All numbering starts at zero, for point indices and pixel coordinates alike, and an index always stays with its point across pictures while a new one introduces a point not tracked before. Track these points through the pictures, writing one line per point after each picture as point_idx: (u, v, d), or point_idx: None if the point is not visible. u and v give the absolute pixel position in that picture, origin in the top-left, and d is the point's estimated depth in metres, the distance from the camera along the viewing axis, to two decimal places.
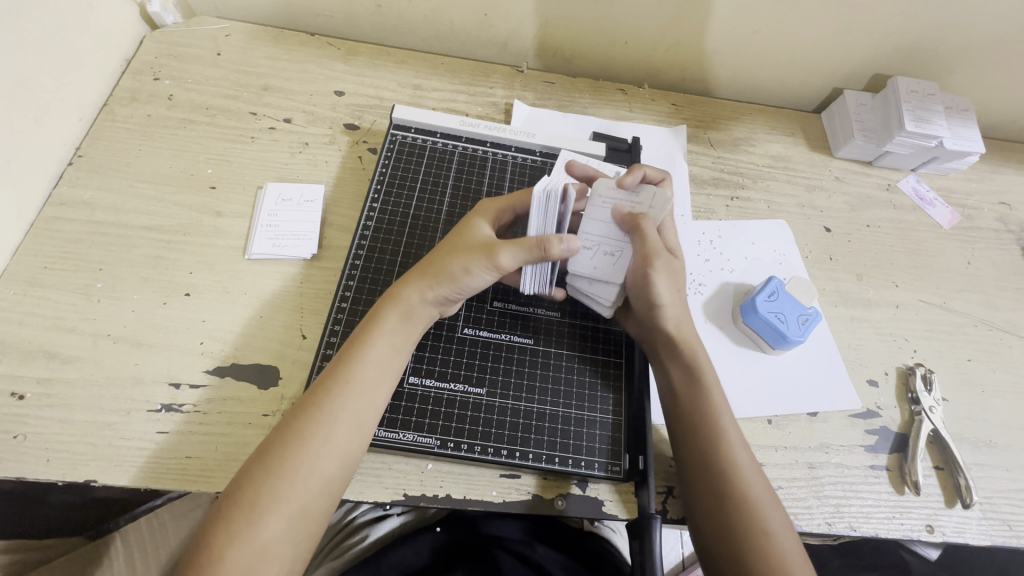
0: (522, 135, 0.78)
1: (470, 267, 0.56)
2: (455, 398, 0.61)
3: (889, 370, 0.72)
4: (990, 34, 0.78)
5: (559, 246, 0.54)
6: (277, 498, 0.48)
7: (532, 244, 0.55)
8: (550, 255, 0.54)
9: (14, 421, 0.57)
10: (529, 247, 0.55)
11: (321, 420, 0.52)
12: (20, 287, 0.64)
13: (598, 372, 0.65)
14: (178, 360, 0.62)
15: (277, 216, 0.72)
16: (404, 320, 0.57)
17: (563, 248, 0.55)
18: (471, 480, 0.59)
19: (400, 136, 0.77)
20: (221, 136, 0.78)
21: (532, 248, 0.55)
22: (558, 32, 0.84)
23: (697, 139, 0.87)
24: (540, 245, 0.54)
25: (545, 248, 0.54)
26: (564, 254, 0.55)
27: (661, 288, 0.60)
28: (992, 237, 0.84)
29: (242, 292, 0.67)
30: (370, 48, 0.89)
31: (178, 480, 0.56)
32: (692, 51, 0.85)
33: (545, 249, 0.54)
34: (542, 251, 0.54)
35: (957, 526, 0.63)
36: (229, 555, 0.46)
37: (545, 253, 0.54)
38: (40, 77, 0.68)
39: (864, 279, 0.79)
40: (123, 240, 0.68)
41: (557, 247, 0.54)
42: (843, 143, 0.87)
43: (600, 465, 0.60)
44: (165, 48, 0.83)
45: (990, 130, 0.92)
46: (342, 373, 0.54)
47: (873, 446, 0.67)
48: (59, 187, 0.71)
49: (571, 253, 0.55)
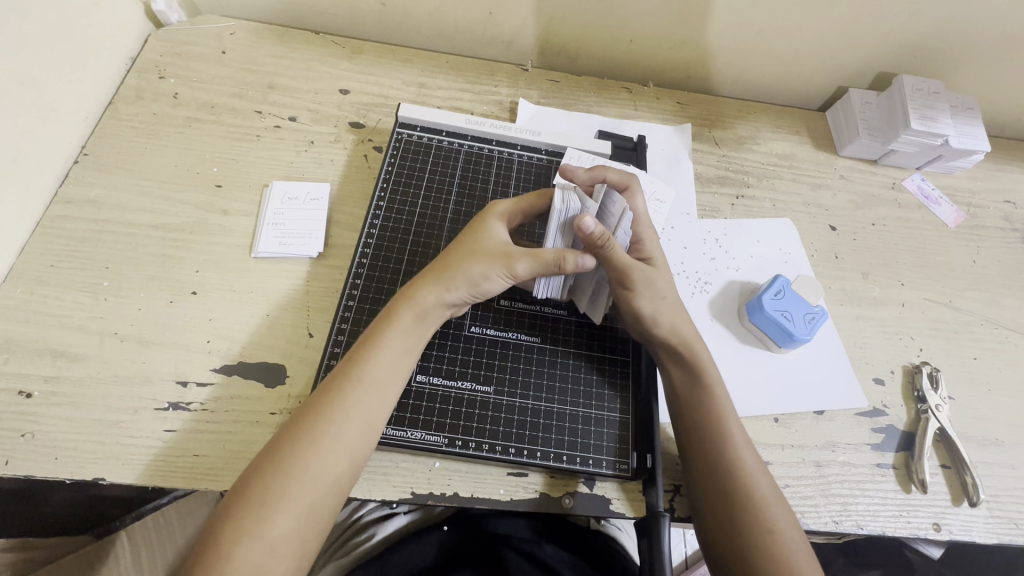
0: (527, 134, 0.78)
1: (489, 274, 0.57)
2: (463, 396, 0.61)
3: (895, 368, 0.72)
4: (996, 31, 0.77)
5: (574, 260, 0.56)
6: (288, 496, 0.48)
7: (550, 259, 0.56)
8: (565, 270, 0.56)
9: (22, 420, 0.57)
10: (547, 260, 0.56)
11: (332, 419, 0.52)
12: (27, 286, 0.64)
13: (606, 371, 0.65)
14: (185, 359, 0.62)
15: (283, 215, 0.72)
16: (417, 320, 0.57)
17: (578, 263, 0.56)
18: (478, 479, 0.59)
19: (405, 134, 0.77)
20: (226, 134, 0.77)
21: (549, 263, 0.56)
22: (563, 30, 0.84)
23: (702, 138, 0.87)
24: (558, 261, 0.56)
25: (562, 263, 0.56)
26: (582, 268, 0.56)
27: (641, 298, 0.59)
28: (997, 235, 0.84)
29: (248, 291, 0.67)
30: (375, 46, 0.89)
31: (186, 479, 0.56)
32: (697, 49, 0.85)
33: (562, 265, 0.56)
34: (558, 266, 0.56)
35: (964, 524, 0.63)
36: (239, 554, 0.46)
37: (561, 268, 0.56)
38: (46, 75, 0.68)
39: (870, 277, 0.79)
40: (129, 239, 0.68)
41: (574, 264, 0.56)
42: (848, 141, 0.87)
43: (608, 464, 0.60)
44: (170, 47, 0.83)
45: (995, 128, 0.92)
46: (354, 373, 0.54)
47: (880, 444, 0.67)
48: (65, 185, 0.71)
49: (586, 268, 0.56)
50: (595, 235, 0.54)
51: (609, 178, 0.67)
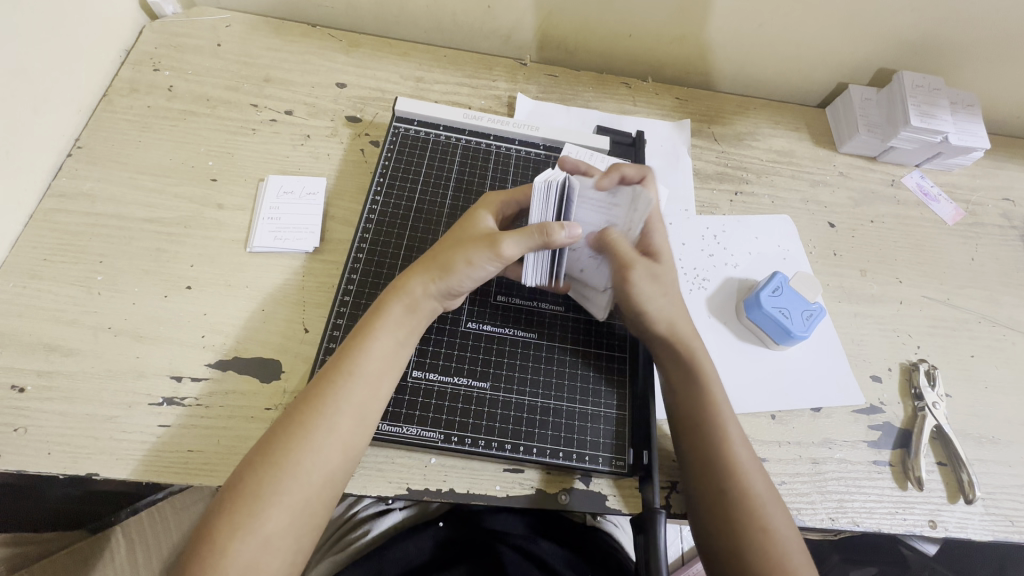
0: (525, 128, 0.78)
1: (475, 259, 0.56)
2: (458, 392, 0.61)
3: (893, 366, 0.72)
4: (995, 29, 0.77)
5: (561, 233, 0.54)
6: (280, 491, 0.48)
7: (536, 231, 0.54)
8: (553, 242, 0.54)
9: (15, 414, 0.56)
10: (533, 233, 0.55)
11: (324, 412, 0.51)
12: (20, 279, 0.63)
13: (602, 367, 0.65)
14: (180, 353, 0.62)
15: (279, 209, 0.71)
16: (408, 312, 0.57)
17: (566, 235, 0.54)
18: (473, 475, 0.59)
19: (402, 128, 0.76)
20: (222, 127, 0.77)
21: (535, 236, 0.54)
22: (561, 24, 0.84)
23: (701, 133, 0.86)
24: (544, 231, 0.54)
25: (549, 234, 0.54)
26: (567, 241, 0.55)
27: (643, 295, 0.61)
28: (995, 233, 0.84)
29: (243, 285, 0.66)
30: (372, 39, 0.88)
31: (180, 474, 0.56)
32: (696, 44, 0.84)
33: (549, 236, 0.54)
34: (546, 238, 0.54)
35: (960, 521, 0.63)
36: (233, 549, 0.46)
37: (548, 240, 0.54)
38: (37, 67, 0.67)
39: (868, 274, 0.78)
40: (123, 232, 0.68)
41: (560, 234, 0.54)
42: (847, 138, 0.86)
43: (603, 460, 0.60)
44: (166, 39, 0.82)
45: (995, 126, 0.92)
46: (346, 365, 0.54)
47: (877, 441, 0.67)
48: (59, 178, 0.70)
49: (573, 239, 0.55)
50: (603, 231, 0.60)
51: (627, 175, 0.65)
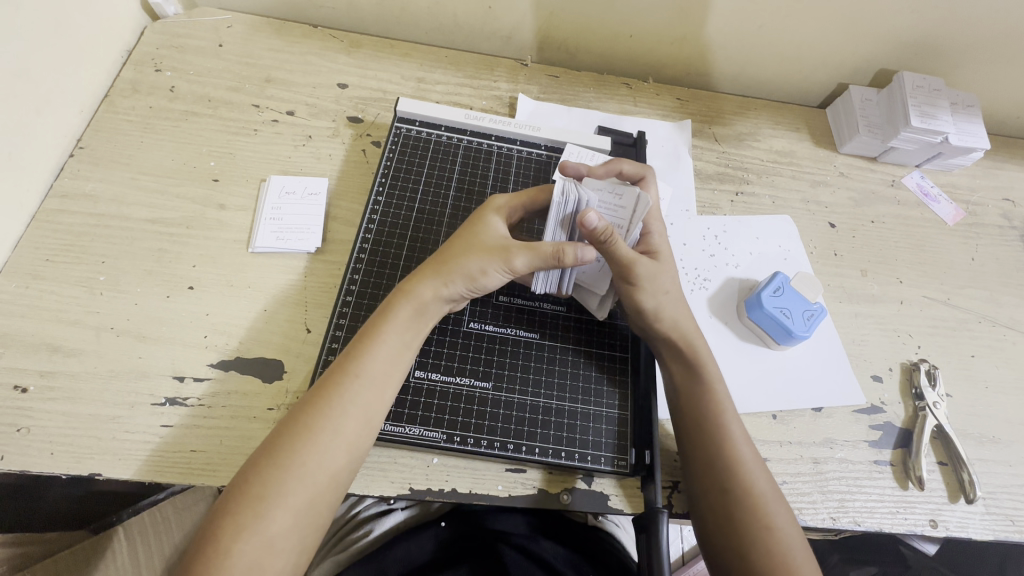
0: (527, 129, 0.78)
1: (486, 268, 0.57)
2: (461, 393, 0.61)
3: (894, 366, 0.72)
4: (995, 30, 0.77)
5: (573, 254, 0.55)
6: (285, 492, 0.48)
7: (548, 252, 0.55)
8: (564, 263, 0.55)
9: (18, 414, 0.56)
10: (545, 254, 0.55)
11: (331, 414, 0.52)
12: (22, 279, 0.63)
13: (605, 367, 0.65)
14: (183, 354, 0.62)
15: (281, 209, 0.71)
16: (415, 315, 0.57)
17: (577, 255, 0.55)
18: (476, 475, 0.59)
19: (404, 128, 0.76)
20: (223, 128, 0.77)
21: (548, 256, 0.55)
22: (562, 25, 0.84)
23: (702, 134, 0.87)
24: (557, 254, 0.55)
25: (561, 257, 0.55)
26: (578, 262, 0.55)
27: (645, 292, 0.59)
28: (995, 233, 0.84)
29: (245, 285, 0.66)
30: (373, 40, 0.88)
31: (182, 473, 0.56)
32: (697, 45, 0.84)
33: (560, 258, 0.55)
34: (558, 261, 0.55)
35: (961, 521, 0.63)
36: (237, 549, 0.46)
37: (560, 261, 0.55)
38: (39, 67, 0.67)
39: (868, 274, 0.79)
40: (125, 232, 0.68)
41: (573, 257, 0.55)
42: (847, 138, 0.86)
43: (606, 460, 0.60)
44: (167, 39, 0.83)
45: (995, 126, 0.92)
46: (352, 367, 0.54)
47: (878, 441, 0.67)
48: (61, 178, 0.70)
49: (584, 261, 0.56)
50: (598, 231, 0.54)
51: (624, 171, 0.66)
